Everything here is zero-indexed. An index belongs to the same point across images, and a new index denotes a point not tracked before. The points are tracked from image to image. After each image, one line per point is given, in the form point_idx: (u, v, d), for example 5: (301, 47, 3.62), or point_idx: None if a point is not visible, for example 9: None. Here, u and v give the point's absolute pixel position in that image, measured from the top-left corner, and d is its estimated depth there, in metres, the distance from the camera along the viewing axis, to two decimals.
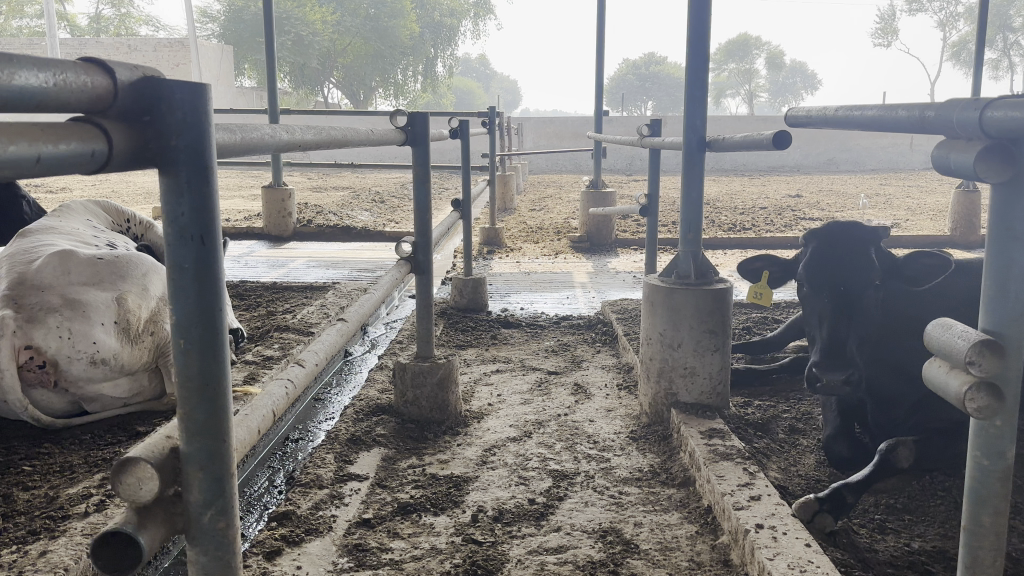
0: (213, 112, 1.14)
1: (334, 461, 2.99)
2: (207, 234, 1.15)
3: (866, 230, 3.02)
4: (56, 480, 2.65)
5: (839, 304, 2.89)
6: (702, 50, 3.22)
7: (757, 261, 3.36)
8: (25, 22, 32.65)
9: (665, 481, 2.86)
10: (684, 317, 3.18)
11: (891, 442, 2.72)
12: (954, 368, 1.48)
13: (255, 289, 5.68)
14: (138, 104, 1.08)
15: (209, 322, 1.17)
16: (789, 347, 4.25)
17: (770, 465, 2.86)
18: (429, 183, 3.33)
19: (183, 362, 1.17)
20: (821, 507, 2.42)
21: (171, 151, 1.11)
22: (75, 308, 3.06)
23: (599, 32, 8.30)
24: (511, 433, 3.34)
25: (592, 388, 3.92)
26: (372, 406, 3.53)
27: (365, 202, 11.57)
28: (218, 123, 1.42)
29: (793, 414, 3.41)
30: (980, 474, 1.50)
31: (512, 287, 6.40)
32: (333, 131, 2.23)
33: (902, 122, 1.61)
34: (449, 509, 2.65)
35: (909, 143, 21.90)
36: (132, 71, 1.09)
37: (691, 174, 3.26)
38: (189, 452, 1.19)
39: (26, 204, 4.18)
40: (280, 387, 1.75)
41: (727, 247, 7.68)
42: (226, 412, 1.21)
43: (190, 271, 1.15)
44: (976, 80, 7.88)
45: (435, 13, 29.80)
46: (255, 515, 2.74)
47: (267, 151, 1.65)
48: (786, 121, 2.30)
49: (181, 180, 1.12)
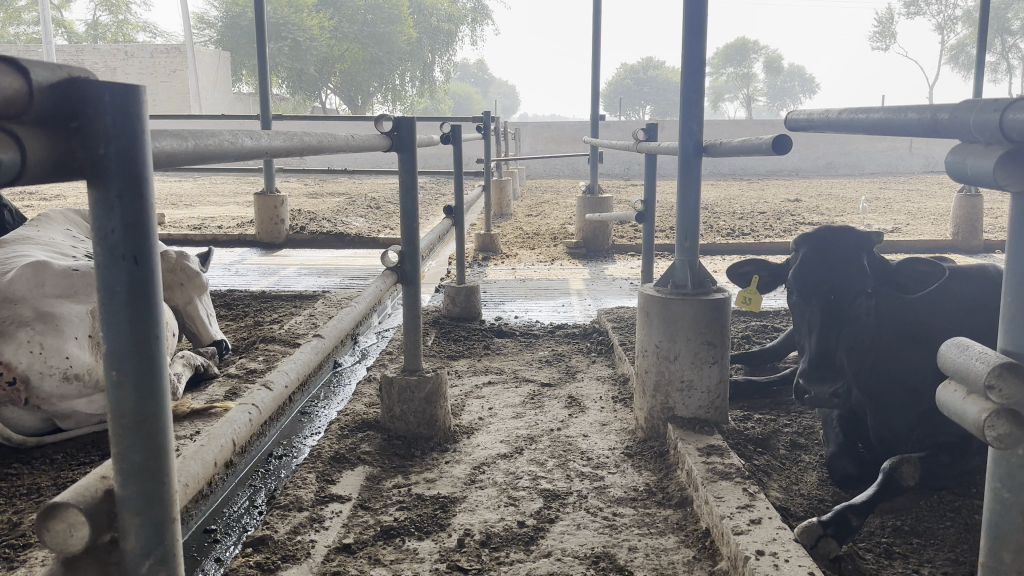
0: (146, 115, 1.02)
1: (315, 482, 2.87)
2: (141, 254, 1.04)
3: (859, 233, 2.84)
4: (22, 503, 2.53)
5: (829, 315, 2.75)
6: (699, 52, 3.10)
7: (746, 265, 3.19)
8: (22, 28, 32.56)
9: (661, 501, 2.74)
10: (681, 328, 3.06)
11: (896, 459, 2.58)
12: (972, 393, 1.36)
13: (243, 298, 5.56)
14: (61, 108, 0.96)
15: (145, 351, 1.06)
16: (789, 357, 4.13)
17: (771, 483, 2.73)
18: (415, 191, 3.20)
19: (117, 397, 1.05)
20: (824, 532, 2.29)
21: (100, 160, 1.00)
22: (49, 322, 2.91)
23: (595, 35, 8.17)
24: (501, 449, 3.22)
25: (586, 401, 3.79)
26: (358, 421, 3.41)
27: (360, 208, 11.45)
28: (165, 128, 1.29)
29: (794, 429, 3.28)
30: (1000, 506, 1.38)
31: (507, 294, 6.28)
32: (306, 137, 2.10)
33: (913, 125, 1.52)
34: (434, 533, 2.53)
35: (908, 147, 21.77)
36: (54, 70, 0.96)
37: (687, 180, 3.15)
38: (124, 497, 1.07)
39: (8, 213, 4.06)
40: (244, 414, 1.64)
41: (726, 253, 7.56)
42: (164, 450, 1.09)
43: (122, 295, 1.03)
44: (978, 82, 7.74)
45: (433, 18, 29.69)
46: (232, 539, 2.64)
47: (226, 159, 1.51)
48: (787, 125, 2.19)
49: (111, 192, 1.01)
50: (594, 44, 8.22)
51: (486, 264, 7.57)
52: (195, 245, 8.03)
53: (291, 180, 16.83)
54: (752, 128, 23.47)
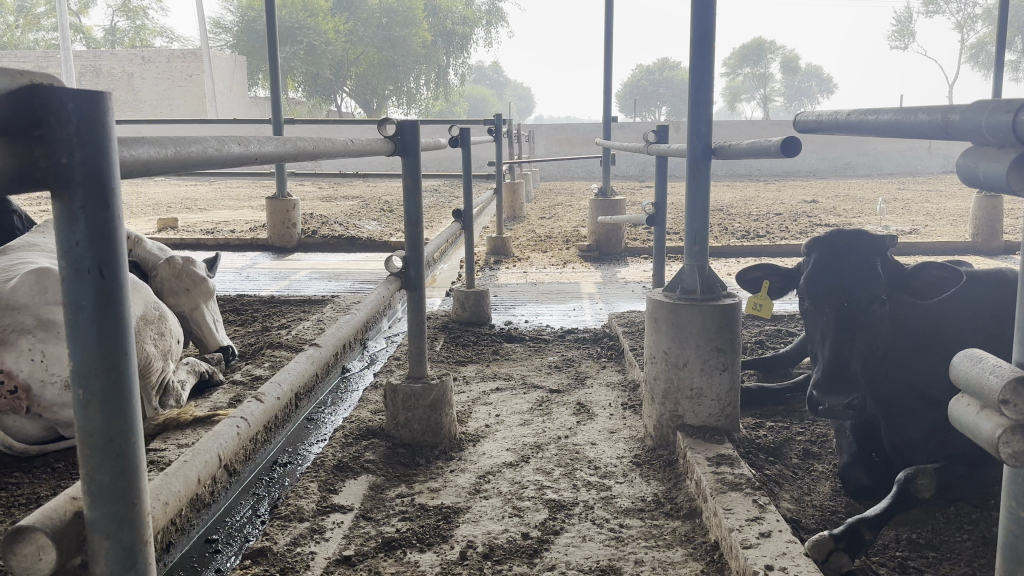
0: (113, 123, 0.98)
1: (318, 491, 2.83)
2: (107, 267, 1.00)
3: (872, 236, 2.76)
4: (20, 514, 2.51)
5: (842, 322, 2.64)
6: (707, 53, 3.03)
7: (756, 270, 3.11)
8: (42, 35, 32.80)
9: (669, 512, 2.68)
10: (689, 335, 2.99)
11: (911, 470, 2.51)
12: (986, 408, 1.30)
13: (252, 303, 5.53)
14: (21, 115, 0.92)
15: (112, 368, 1.01)
16: (803, 362, 4.04)
17: (782, 494, 2.66)
18: (419, 195, 3.15)
19: (84, 415, 1.00)
20: (837, 545, 2.21)
21: (63, 170, 0.95)
22: (50, 329, 2.86)
23: (608, 36, 8.10)
24: (507, 457, 3.17)
25: (595, 408, 3.74)
26: (363, 429, 3.38)
27: (374, 211, 11.43)
28: (144, 135, 1.24)
29: (807, 437, 3.20)
30: (1016, 526, 1.31)
31: (518, 298, 6.23)
32: (302, 143, 2.07)
33: (924, 127, 1.48)
34: (436, 545, 2.48)
35: (927, 147, 21.52)
36: (13, 77, 0.92)
37: (696, 183, 3.08)
38: (93, 520, 1.03)
39: (18, 218, 4.03)
40: (231, 428, 1.63)
41: (741, 255, 7.48)
42: (135, 470, 1.05)
43: (88, 310, 0.99)
44: (999, 81, 7.60)
45: (447, 21, 29.60)
46: (233, 549, 2.61)
47: (212, 166, 1.46)
48: (796, 126, 2.15)
49: (74, 204, 0.97)
50: (606, 45, 8.15)
51: (498, 267, 7.53)
52: (208, 249, 8.06)
53: (307, 184, 16.86)
54: (768, 129, 23.29)
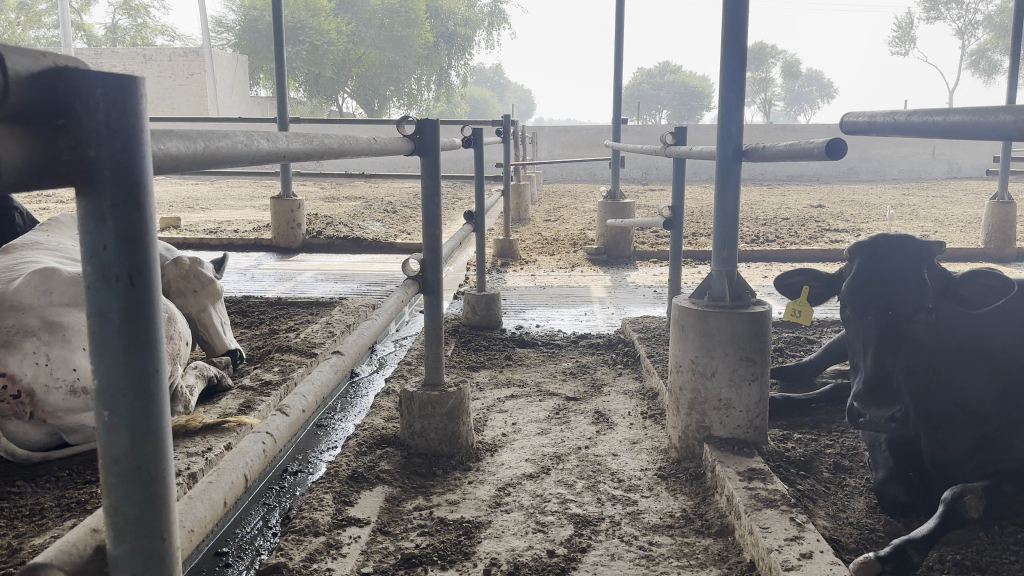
0: (144, 111, 0.88)
1: (332, 503, 2.71)
2: (139, 274, 0.89)
3: (919, 242, 2.66)
4: (23, 527, 2.40)
5: (886, 330, 2.53)
6: (738, 52, 2.93)
7: (794, 275, 3.01)
8: (42, 32, 32.60)
9: (699, 529, 2.57)
10: (718, 344, 2.87)
11: (959, 488, 2.40)
12: None
13: (258, 305, 5.40)
14: (42, 102, 0.80)
15: (141, 386, 0.91)
16: (827, 371, 3.93)
17: (817, 510, 2.55)
18: (439, 197, 3.04)
19: (110, 441, 0.91)
20: (883, 569, 2.10)
21: (89, 165, 0.85)
22: (55, 332, 2.74)
23: (618, 38, 7.98)
24: (527, 469, 3.06)
25: (614, 417, 3.63)
26: (377, 437, 3.27)
27: (377, 212, 11.27)
28: (173, 129, 1.13)
29: (838, 450, 3.09)
30: None
31: (528, 303, 6.10)
32: (327, 140, 1.95)
33: (1002, 127, 1.42)
34: (458, 562, 2.37)
35: (932, 151, 21.38)
36: (36, 58, 0.80)
37: (726, 185, 2.98)
38: (117, 555, 0.93)
39: (20, 216, 3.91)
40: (256, 445, 1.53)
41: (752, 261, 7.35)
42: (166, 499, 0.95)
43: (115, 321, 0.89)
44: (1015, 88, 7.49)
45: (450, 22, 29.37)
46: (244, 563, 2.50)
47: (240, 162, 1.34)
48: (844, 127, 2.12)
49: (103, 203, 0.86)
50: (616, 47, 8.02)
51: (505, 270, 7.41)
52: (211, 249, 7.94)
53: (309, 184, 16.70)
54: (772, 133, 23.16)
